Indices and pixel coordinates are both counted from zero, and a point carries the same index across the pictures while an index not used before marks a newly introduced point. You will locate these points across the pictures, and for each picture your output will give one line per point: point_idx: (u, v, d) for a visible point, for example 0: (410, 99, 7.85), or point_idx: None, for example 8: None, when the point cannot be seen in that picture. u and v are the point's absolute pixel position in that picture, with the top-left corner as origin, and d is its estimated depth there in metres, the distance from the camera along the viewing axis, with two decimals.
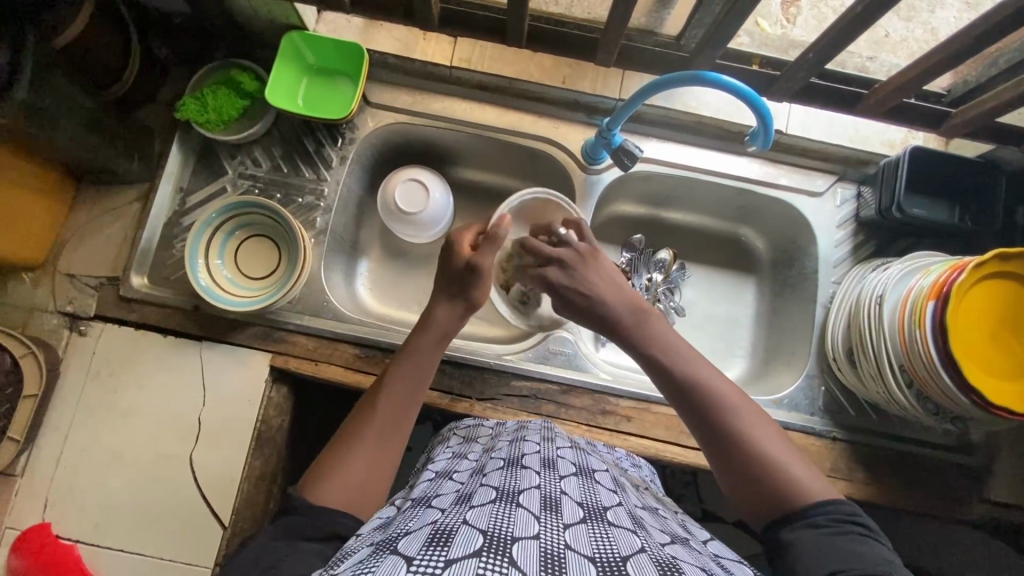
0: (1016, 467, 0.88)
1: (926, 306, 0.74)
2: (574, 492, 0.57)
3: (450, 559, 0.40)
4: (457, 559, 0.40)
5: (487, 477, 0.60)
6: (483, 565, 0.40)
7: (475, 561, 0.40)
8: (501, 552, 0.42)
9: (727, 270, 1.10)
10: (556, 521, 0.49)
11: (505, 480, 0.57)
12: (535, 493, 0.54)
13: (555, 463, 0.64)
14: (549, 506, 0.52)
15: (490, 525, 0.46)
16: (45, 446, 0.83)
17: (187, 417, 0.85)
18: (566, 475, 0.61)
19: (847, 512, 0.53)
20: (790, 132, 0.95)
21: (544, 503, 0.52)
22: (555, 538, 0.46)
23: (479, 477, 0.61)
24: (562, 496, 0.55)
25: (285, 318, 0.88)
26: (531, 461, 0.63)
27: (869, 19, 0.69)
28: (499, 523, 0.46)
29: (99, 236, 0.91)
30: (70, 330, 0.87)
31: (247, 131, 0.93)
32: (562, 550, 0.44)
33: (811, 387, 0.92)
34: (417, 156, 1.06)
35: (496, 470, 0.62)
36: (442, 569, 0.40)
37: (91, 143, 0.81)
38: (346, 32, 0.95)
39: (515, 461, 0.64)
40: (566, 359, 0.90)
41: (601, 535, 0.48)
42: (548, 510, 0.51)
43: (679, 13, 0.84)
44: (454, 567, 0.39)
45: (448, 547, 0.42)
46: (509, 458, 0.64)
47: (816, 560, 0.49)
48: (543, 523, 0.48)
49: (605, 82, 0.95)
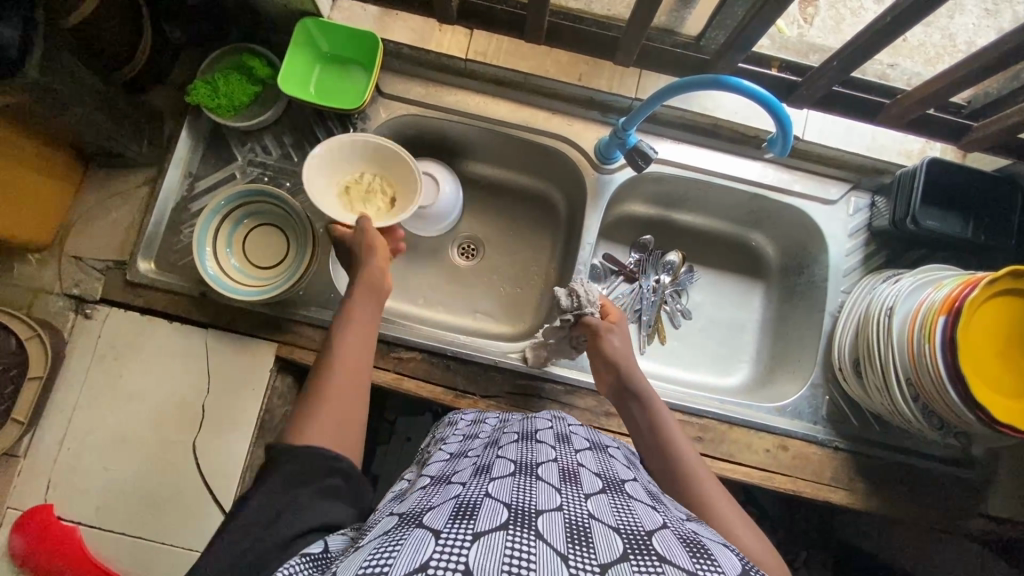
0: (1015, 483, 0.89)
1: (936, 322, 0.74)
2: (591, 465, 0.59)
3: (477, 533, 0.40)
4: (485, 532, 0.40)
5: (503, 450, 0.61)
6: (512, 538, 0.39)
7: (503, 534, 0.40)
8: (527, 525, 0.41)
9: (735, 274, 1.09)
10: (577, 493, 0.50)
11: (522, 454, 0.58)
12: (552, 466, 0.55)
13: (570, 438, 0.65)
14: (569, 479, 0.53)
15: (513, 498, 0.46)
16: (49, 428, 0.83)
17: (191, 404, 0.85)
18: (580, 449, 0.63)
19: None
20: (806, 138, 0.93)
21: (563, 476, 0.53)
22: (578, 509, 0.46)
23: (495, 450, 0.62)
24: (580, 469, 0.56)
25: (292, 308, 0.88)
26: (545, 436, 0.64)
27: (897, 30, 0.68)
28: (523, 496, 0.46)
29: (106, 219, 0.90)
30: (76, 312, 0.87)
31: (258, 118, 0.92)
32: (586, 519, 0.44)
33: (815, 396, 0.92)
34: (428, 149, 1.05)
35: (511, 443, 0.63)
36: (471, 542, 0.39)
37: (100, 125, 0.80)
38: (360, 20, 0.93)
39: (529, 436, 0.65)
40: (571, 359, 0.90)
41: (623, 507, 0.49)
42: (568, 483, 0.52)
43: (700, 13, 0.82)
44: (483, 540, 0.39)
45: (475, 519, 0.41)
46: (522, 432, 0.66)
47: None
48: (564, 496, 0.48)
49: (622, 81, 0.92)
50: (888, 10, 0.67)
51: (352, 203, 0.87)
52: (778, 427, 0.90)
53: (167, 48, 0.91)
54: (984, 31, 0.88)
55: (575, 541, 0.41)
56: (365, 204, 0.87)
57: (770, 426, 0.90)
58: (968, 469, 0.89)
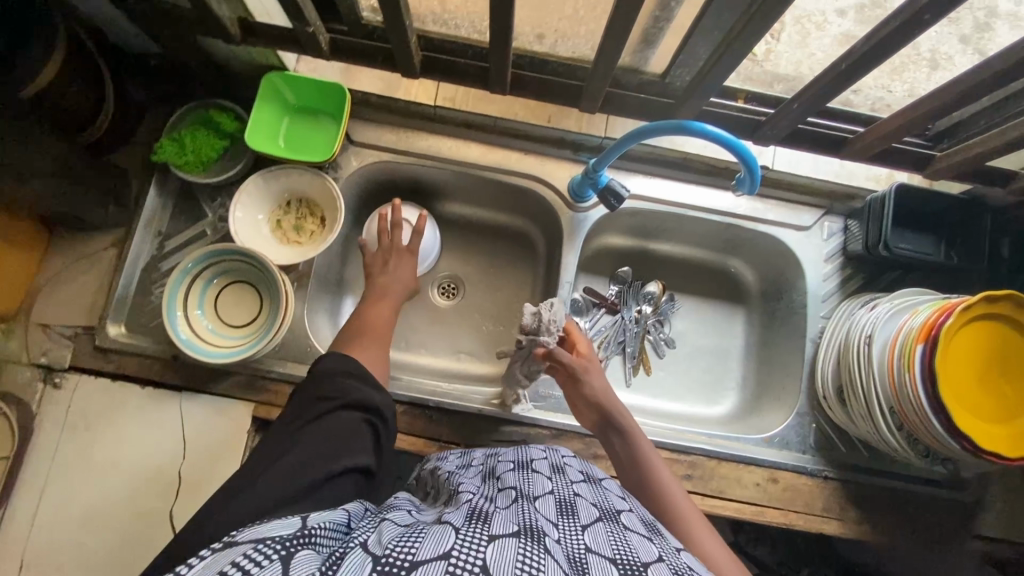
0: (1005, 502, 0.89)
1: (915, 350, 0.74)
2: (587, 495, 0.58)
3: (492, 534, 0.43)
4: (499, 535, 0.43)
5: (500, 479, 0.60)
6: (522, 545, 0.42)
7: (515, 541, 0.42)
8: (537, 540, 0.43)
9: (717, 301, 1.09)
10: (575, 525, 0.50)
11: (520, 483, 0.57)
12: (550, 498, 0.55)
13: (565, 469, 0.63)
14: (565, 511, 0.52)
15: (521, 517, 0.48)
16: (19, 505, 0.80)
17: (168, 471, 0.83)
18: (576, 481, 0.61)
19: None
20: (776, 167, 0.98)
21: (560, 508, 0.53)
22: (575, 542, 0.47)
23: (492, 480, 0.61)
24: (576, 500, 0.56)
25: (268, 365, 0.86)
26: (540, 465, 0.63)
27: (850, 77, 0.68)
28: (528, 517, 0.48)
29: (74, 283, 0.88)
30: (45, 382, 0.85)
31: (227, 173, 0.90)
32: (584, 553, 0.45)
33: (802, 425, 0.92)
34: (403, 193, 1.04)
35: (508, 471, 0.61)
36: (486, 541, 0.42)
37: (63, 192, 0.79)
38: (325, 71, 0.96)
39: (525, 464, 0.63)
40: (555, 403, 0.89)
41: (618, 537, 0.49)
42: (566, 515, 0.51)
43: (665, 52, 0.78)
44: (497, 542, 0.42)
45: (489, 525, 0.45)
46: (518, 460, 0.64)
47: None
48: (561, 529, 0.49)
49: (590, 121, 0.98)
50: (844, 58, 0.66)
51: (286, 235, 0.92)
52: (767, 458, 0.89)
53: (130, 108, 0.90)
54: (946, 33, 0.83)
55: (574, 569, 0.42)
56: (298, 233, 0.93)
57: (759, 458, 0.89)
58: (959, 491, 0.89)
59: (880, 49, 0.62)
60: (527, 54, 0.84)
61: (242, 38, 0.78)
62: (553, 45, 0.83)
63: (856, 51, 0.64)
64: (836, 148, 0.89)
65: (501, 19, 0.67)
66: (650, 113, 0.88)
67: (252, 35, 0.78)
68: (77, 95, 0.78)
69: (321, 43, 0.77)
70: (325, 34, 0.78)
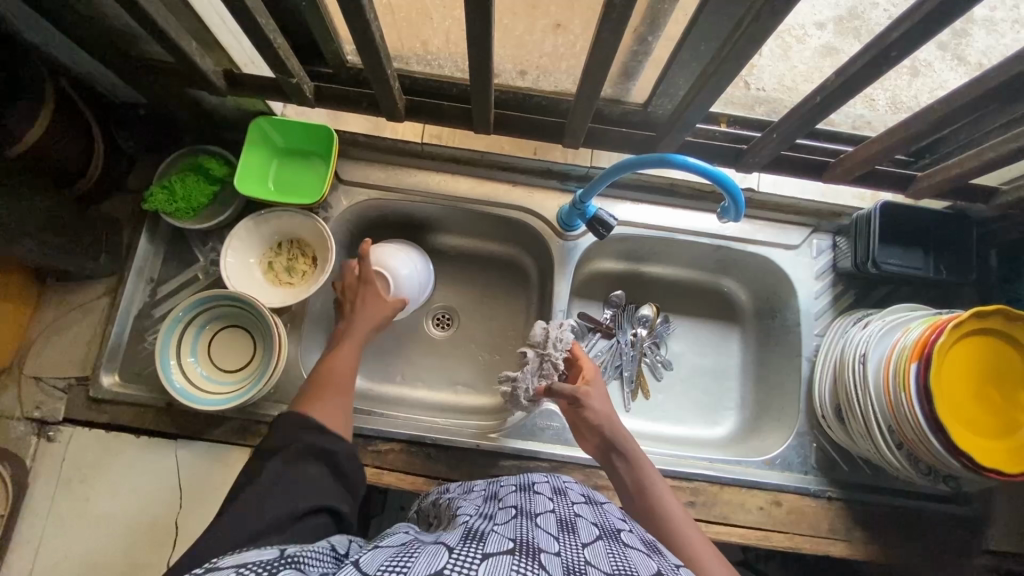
0: (1012, 515, 0.88)
1: (909, 368, 0.74)
2: (588, 515, 0.57)
3: (486, 553, 0.42)
4: (493, 553, 0.42)
5: (502, 500, 0.60)
6: (517, 563, 0.42)
7: (509, 559, 0.42)
8: (532, 557, 0.43)
9: (712, 321, 1.09)
10: (574, 541, 0.49)
11: (521, 503, 0.57)
12: (550, 516, 0.54)
13: (566, 491, 0.63)
14: (566, 528, 0.52)
15: (518, 535, 0.47)
16: (14, 564, 0.79)
17: (165, 521, 0.82)
18: (577, 501, 0.61)
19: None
20: (762, 190, 0.98)
21: (560, 526, 0.53)
22: (575, 555, 0.46)
23: (493, 501, 0.61)
24: (577, 519, 0.55)
25: (264, 409, 0.86)
26: (542, 487, 0.63)
27: (827, 110, 0.68)
28: (525, 535, 0.48)
29: (66, 334, 0.88)
30: (39, 436, 0.84)
31: (218, 218, 0.91)
32: (584, 566, 0.45)
33: (802, 445, 0.91)
34: (394, 229, 1.04)
35: (510, 493, 0.61)
36: (480, 560, 0.41)
37: (54, 246, 0.79)
38: (312, 113, 0.97)
39: (527, 487, 0.63)
40: (554, 434, 0.88)
41: (618, 553, 0.49)
42: (566, 531, 0.51)
43: (644, 83, 0.80)
44: (490, 560, 0.41)
45: (484, 545, 0.44)
46: (520, 483, 0.64)
47: None
48: (561, 542, 0.48)
49: (576, 153, 0.99)
50: (817, 91, 0.67)
51: (279, 276, 0.93)
52: (769, 481, 0.88)
53: (121, 157, 0.91)
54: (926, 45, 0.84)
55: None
56: (290, 274, 0.93)
57: (761, 482, 0.88)
58: (964, 505, 0.88)
59: (851, 84, 0.63)
60: (509, 90, 0.85)
61: (228, 90, 0.79)
62: (535, 80, 0.84)
63: (828, 84, 0.65)
64: (818, 172, 0.88)
65: (480, 62, 0.68)
66: (633, 145, 0.89)
67: (237, 86, 0.80)
68: (66, 148, 0.80)
69: (307, 93, 0.79)
70: (310, 84, 0.80)
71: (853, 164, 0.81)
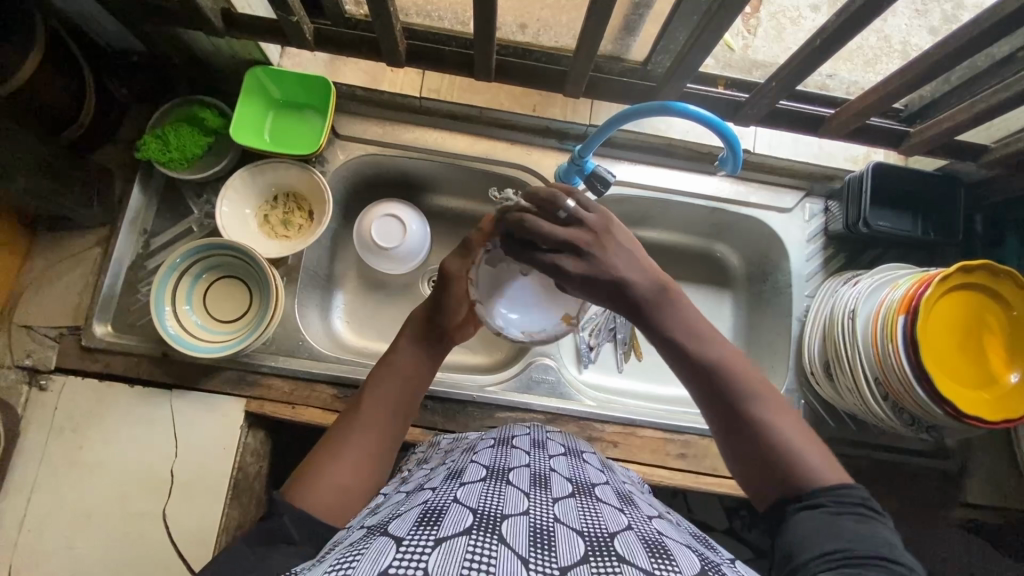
0: (988, 469, 0.91)
1: (897, 321, 0.75)
2: (563, 469, 0.59)
3: (439, 539, 0.41)
4: (446, 538, 0.41)
5: (477, 454, 0.61)
6: (473, 543, 0.41)
7: (465, 540, 0.41)
8: (490, 530, 0.43)
9: (705, 286, 1.10)
10: (546, 497, 0.51)
11: (495, 459, 0.59)
12: (524, 471, 0.56)
13: (545, 444, 0.66)
14: (538, 483, 0.54)
15: (480, 503, 0.47)
16: (6, 512, 0.79)
17: (159, 470, 0.82)
18: (555, 454, 0.63)
19: (859, 496, 0.52)
20: (757, 151, 1.00)
21: (533, 480, 0.54)
22: (544, 513, 0.48)
23: (469, 455, 0.62)
24: (551, 474, 0.57)
25: (259, 360, 0.86)
26: (521, 442, 0.65)
27: (830, 51, 0.70)
28: (489, 501, 0.48)
29: (57, 284, 0.87)
30: (30, 385, 0.83)
31: (213, 168, 0.89)
32: (551, 525, 0.46)
33: (791, 401, 0.94)
34: (390, 188, 1.04)
35: (486, 448, 0.63)
36: (432, 548, 0.40)
37: (45, 194, 0.77)
38: (310, 64, 0.96)
39: (505, 441, 0.65)
40: (549, 387, 0.90)
41: (589, 510, 0.50)
42: (538, 487, 0.53)
43: (644, 40, 0.80)
44: (443, 546, 0.40)
45: (438, 527, 0.43)
46: (497, 438, 0.66)
47: (814, 538, 0.49)
48: (532, 500, 0.49)
49: (576, 109, 0.99)
50: (818, 34, 0.69)
51: (274, 230, 0.92)
52: None
53: (113, 106, 0.89)
54: (917, 30, 0.82)
55: (537, 545, 0.43)
56: (286, 227, 0.92)
57: None
58: (943, 460, 0.92)
59: (852, 24, 0.65)
60: (510, 43, 0.84)
61: (225, 31, 0.78)
62: (536, 35, 0.83)
63: (828, 28, 0.67)
64: (814, 126, 0.89)
65: (484, 8, 0.68)
66: (631, 97, 0.88)
67: (235, 27, 0.78)
68: (55, 93, 0.77)
69: (307, 35, 0.78)
70: (309, 25, 0.78)
71: (848, 117, 0.82)
